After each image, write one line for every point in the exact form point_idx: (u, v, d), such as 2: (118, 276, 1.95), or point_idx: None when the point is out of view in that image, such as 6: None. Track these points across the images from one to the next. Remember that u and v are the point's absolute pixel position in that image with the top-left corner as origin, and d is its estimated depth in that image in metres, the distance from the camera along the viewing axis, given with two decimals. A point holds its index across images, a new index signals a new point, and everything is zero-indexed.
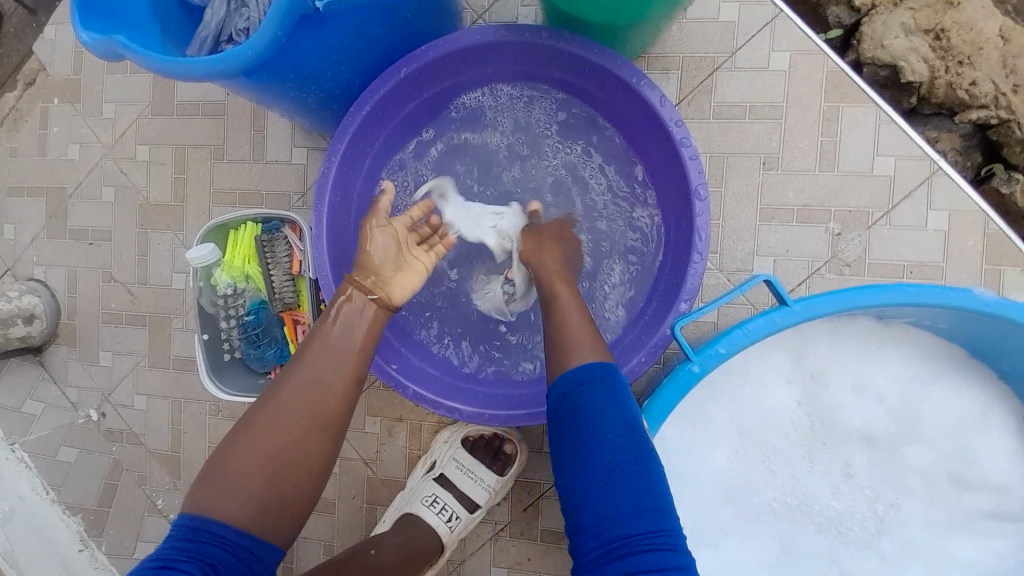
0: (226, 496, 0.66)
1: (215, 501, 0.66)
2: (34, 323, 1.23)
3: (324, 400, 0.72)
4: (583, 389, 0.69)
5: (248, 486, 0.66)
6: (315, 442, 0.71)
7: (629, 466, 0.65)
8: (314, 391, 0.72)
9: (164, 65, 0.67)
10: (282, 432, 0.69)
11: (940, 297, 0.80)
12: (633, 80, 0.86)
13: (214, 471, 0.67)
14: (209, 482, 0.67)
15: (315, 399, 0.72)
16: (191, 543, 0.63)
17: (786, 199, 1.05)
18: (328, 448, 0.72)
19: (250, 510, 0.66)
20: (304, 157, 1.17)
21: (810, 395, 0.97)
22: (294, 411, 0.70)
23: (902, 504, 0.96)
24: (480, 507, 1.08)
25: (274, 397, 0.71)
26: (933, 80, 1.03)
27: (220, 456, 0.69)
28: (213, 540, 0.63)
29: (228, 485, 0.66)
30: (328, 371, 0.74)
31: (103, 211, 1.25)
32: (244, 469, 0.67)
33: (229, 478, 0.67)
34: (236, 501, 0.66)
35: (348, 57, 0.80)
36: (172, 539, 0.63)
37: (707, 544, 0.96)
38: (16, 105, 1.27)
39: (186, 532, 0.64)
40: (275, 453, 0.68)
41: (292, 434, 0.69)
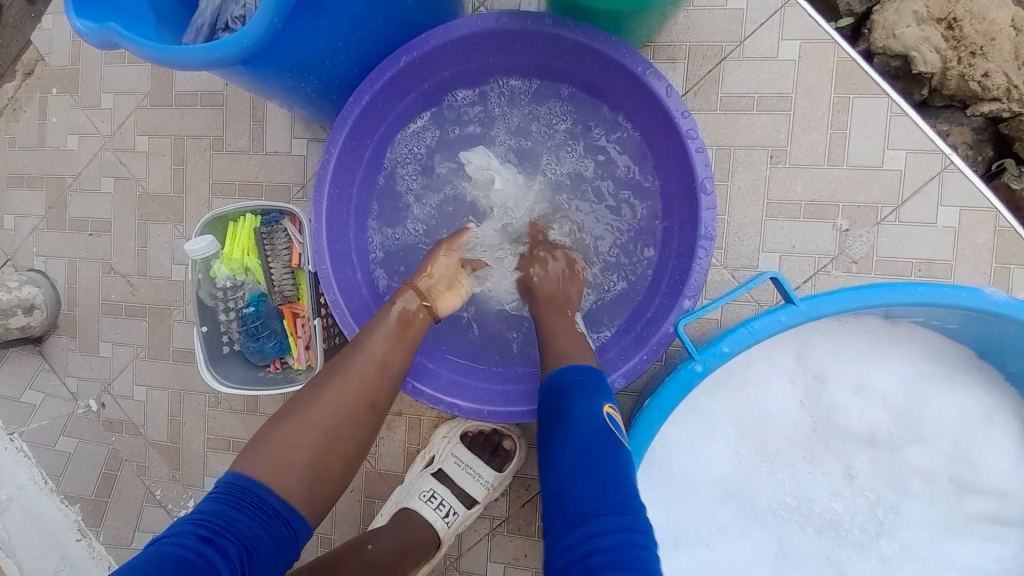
0: (276, 465, 0.70)
1: (264, 469, 0.69)
2: (33, 313, 1.23)
3: (375, 388, 0.78)
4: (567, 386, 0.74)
5: (297, 458, 0.71)
6: (361, 425, 0.76)
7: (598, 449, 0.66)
8: (367, 378, 0.78)
9: (158, 54, 0.66)
10: (334, 413, 0.74)
11: (952, 295, 0.78)
12: (638, 70, 0.84)
13: (265, 440, 0.71)
14: (258, 451, 0.71)
15: (366, 385, 0.77)
16: (235, 522, 0.64)
17: (792, 194, 1.03)
18: (369, 432, 0.77)
19: (296, 482, 0.70)
20: (303, 148, 1.15)
21: (814, 393, 0.95)
22: (346, 394, 0.76)
23: (906, 506, 0.95)
24: (478, 503, 1.07)
25: (328, 380, 0.76)
26: (946, 71, 1.00)
27: (272, 425, 0.73)
28: (250, 526, 0.65)
29: (278, 455, 0.70)
30: (379, 360, 0.80)
31: (102, 201, 1.24)
32: (294, 442, 0.71)
33: (280, 448, 0.70)
34: (286, 471, 0.70)
35: (347, 46, 0.79)
36: (216, 508, 0.65)
37: (706, 543, 0.95)
38: (16, 94, 1.26)
39: (233, 506, 0.65)
40: (325, 430, 0.73)
41: (343, 415, 0.74)
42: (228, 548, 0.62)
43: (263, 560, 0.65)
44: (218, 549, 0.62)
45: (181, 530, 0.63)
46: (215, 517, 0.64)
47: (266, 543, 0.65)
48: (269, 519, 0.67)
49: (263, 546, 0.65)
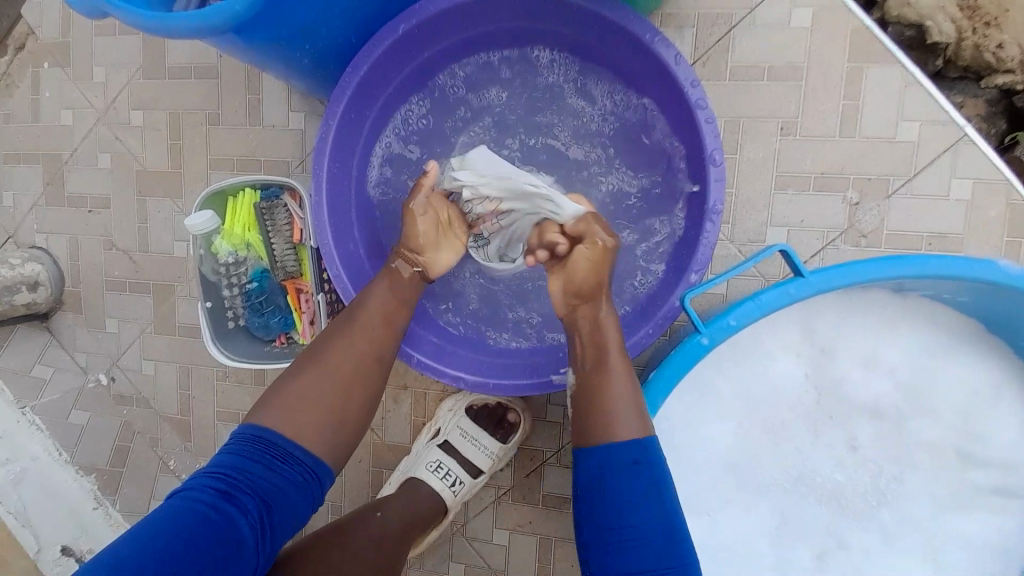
0: (291, 416, 0.71)
1: (279, 421, 0.70)
2: (38, 290, 1.23)
3: (383, 341, 0.80)
4: (634, 468, 0.70)
5: (312, 410, 0.72)
6: (372, 377, 0.78)
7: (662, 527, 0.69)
8: (373, 333, 0.80)
9: (148, 22, 0.63)
10: (344, 366, 0.76)
11: (962, 268, 0.77)
12: (646, 37, 0.81)
13: (278, 397, 0.72)
14: (271, 404, 0.72)
15: (373, 343, 0.79)
16: (251, 478, 0.66)
17: (802, 167, 1.01)
18: (381, 385, 0.79)
19: (314, 431, 0.71)
20: (301, 120, 1.13)
21: (817, 367, 0.96)
22: (355, 351, 0.77)
23: (909, 475, 0.97)
24: (483, 474, 1.09)
25: (334, 340, 0.78)
26: (960, 41, 0.97)
27: (283, 386, 0.74)
28: (269, 479, 0.67)
29: (292, 408, 0.71)
30: (381, 318, 0.81)
31: (100, 178, 1.23)
32: (308, 395, 0.72)
33: (295, 402, 0.72)
34: (301, 422, 0.71)
35: (344, 11, 0.76)
36: (234, 463, 0.67)
37: (707, 512, 0.97)
38: (4, 65, 1.23)
39: (249, 462, 0.67)
40: (338, 382, 0.74)
41: (351, 367, 0.76)
42: (246, 502, 0.65)
43: (284, 511, 0.67)
44: (237, 503, 0.65)
45: (201, 484, 0.66)
46: (232, 472, 0.66)
47: (285, 496, 0.67)
48: (287, 472, 0.68)
49: (282, 499, 0.67)
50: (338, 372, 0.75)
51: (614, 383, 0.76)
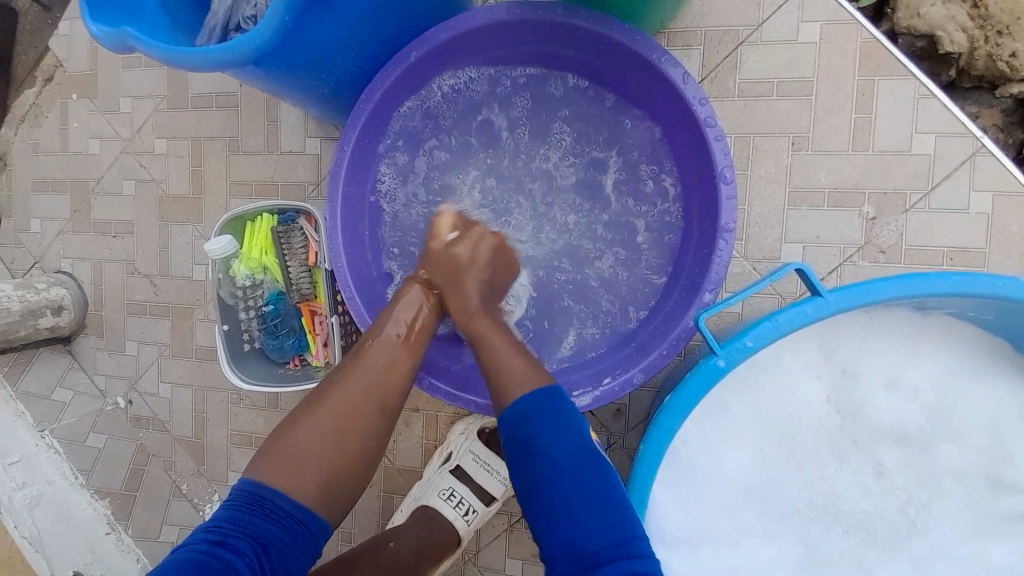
0: (295, 470, 0.70)
1: (279, 474, 0.70)
2: (62, 314, 1.27)
3: (384, 391, 0.77)
4: (528, 416, 0.74)
5: (309, 464, 0.71)
6: (371, 429, 0.75)
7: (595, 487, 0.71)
8: (374, 386, 0.77)
9: (172, 57, 0.66)
10: (341, 418, 0.73)
11: (983, 285, 0.74)
12: (653, 57, 0.82)
13: (276, 449, 0.72)
14: (276, 455, 0.71)
15: (375, 395, 0.76)
16: (242, 522, 0.67)
17: (815, 182, 1.00)
18: (382, 438, 0.76)
19: (311, 484, 0.70)
20: (317, 147, 1.16)
21: (841, 387, 0.92)
22: (357, 405, 0.75)
23: (939, 504, 0.92)
24: (496, 500, 1.07)
25: (334, 394, 0.75)
26: (973, 51, 0.96)
27: (282, 435, 0.73)
28: (260, 521, 0.67)
29: (290, 458, 0.71)
30: (384, 371, 0.78)
31: (123, 204, 1.27)
32: (310, 444, 0.71)
33: (291, 454, 0.71)
34: (296, 476, 0.70)
35: (357, 41, 0.78)
36: (225, 515, 0.68)
37: (727, 543, 0.93)
38: (38, 100, 1.30)
39: (240, 511, 0.68)
40: (334, 433, 0.73)
41: (348, 420, 0.74)
42: (240, 544, 0.65)
43: (280, 553, 0.67)
44: (231, 547, 0.65)
45: (197, 539, 0.67)
46: (224, 522, 0.67)
47: (277, 535, 0.67)
48: (277, 518, 0.68)
49: (276, 539, 0.67)
50: (336, 426, 0.73)
51: (495, 349, 0.81)
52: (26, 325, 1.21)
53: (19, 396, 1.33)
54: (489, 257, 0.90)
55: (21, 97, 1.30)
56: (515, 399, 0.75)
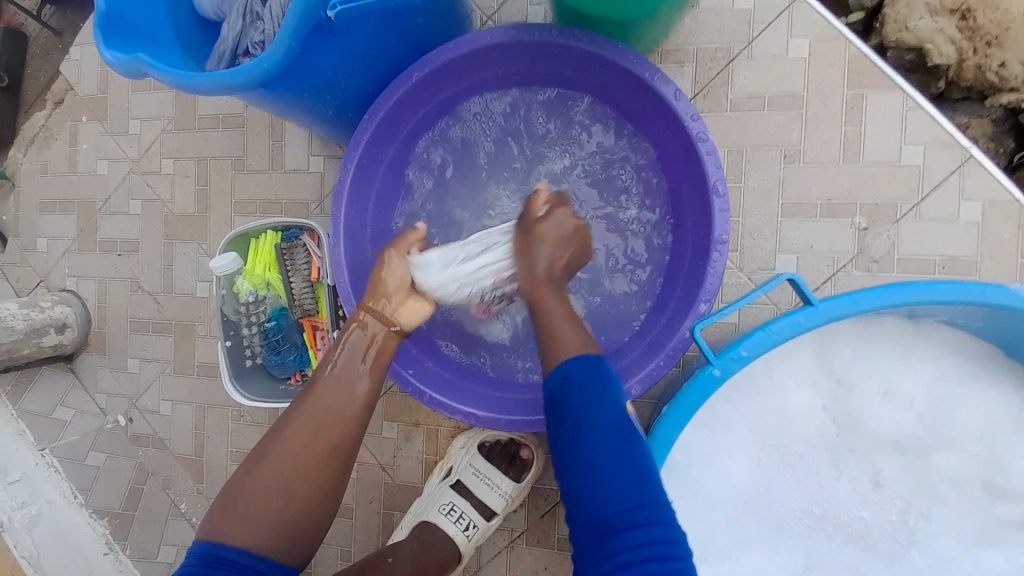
0: (249, 519, 0.69)
1: (234, 524, 0.69)
2: (65, 332, 1.28)
3: (332, 440, 0.75)
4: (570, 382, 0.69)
5: (256, 523, 0.69)
6: (322, 469, 0.74)
7: (618, 459, 0.63)
8: (320, 434, 0.75)
9: (182, 81, 0.68)
10: (288, 472, 0.72)
11: (974, 293, 0.75)
12: (646, 75, 0.85)
13: (230, 499, 0.71)
14: (230, 505, 0.70)
15: (328, 433, 0.75)
16: (202, 572, 0.65)
17: (807, 195, 1.02)
18: (340, 476, 0.75)
19: (258, 545, 0.68)
20: (319, 165, 1.19)
21: (837, 396, 0.93)
22: (311, 444, 0.74)
23: (936, 513, 0.91)
24: (496, 515, 1.06)
25: (286, 434, 0.74)
26: (961, 62, 0.99)
27: (236, 484, 0.72)
28: (219, 568, 0.65)
29: (238, 518, 0.69)
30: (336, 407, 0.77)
31: (129, 222, 1.29)
32: (263, 491, 0.70)
33: (245, 503, 0.70)
34: (249, 525, 0.69)
35: (360, 64, 0.81)
36: (184, 570, 0.65)
37: (727, 557, 0.92)
38: (47, 123, 1.33)
39: (191, 566, 0.65)
40: (280, 491, 0.71)
41: (297, 475, 0.72)
42: None
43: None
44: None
45: None
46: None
47: None
48: (230, 565, 0.66)
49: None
50: (292, 462, 0.72)
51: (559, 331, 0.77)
52: (30, 343, 1.22)
53: (21, 416, 1.32)
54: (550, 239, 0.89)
55: (32, 120, 1.34)
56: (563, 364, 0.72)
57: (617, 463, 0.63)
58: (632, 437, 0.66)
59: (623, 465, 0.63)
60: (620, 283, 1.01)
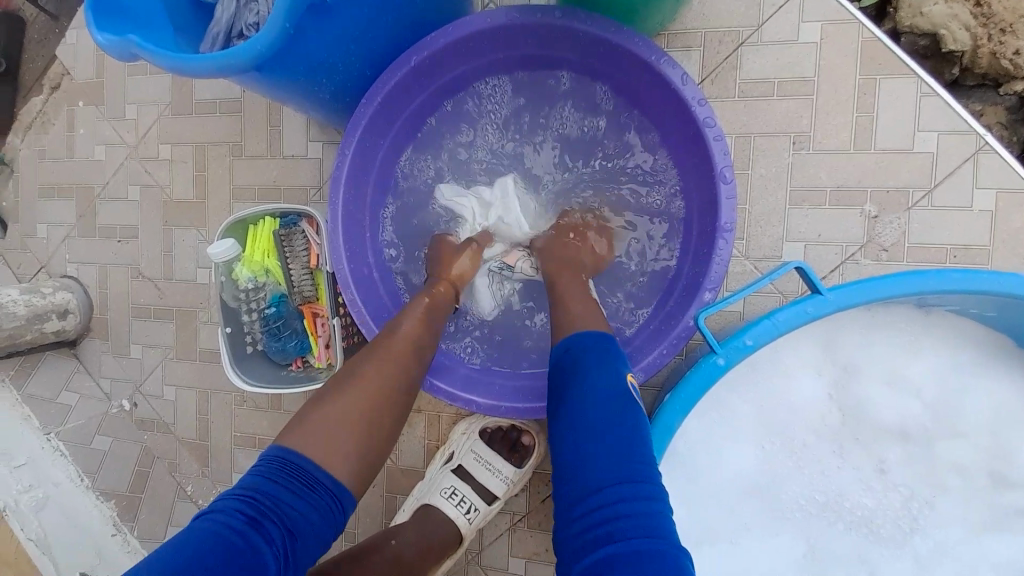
0: (333, 437, 0.69)
1: (316, 442, 0.68)
2: (68, 318, 1.28)
3: (407, 377, 0.78)
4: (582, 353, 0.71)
5: (340, 442, 0.69)
6: (399, 400, 0.76)
7: (618, 428, 0.62)
8: (404, 371, 0.77)
9: (176, 64, 0.66)
10: (374, 400, 0.73)
11: (984, 282, 0.74)
12: (651, 58, 0.82)
13: (310, 418, 0.70)
14: (311, 425, 0.69)
15: (406, 366, 0.78)
16: (280, 504, 0.63)
17: (817, 181, 1.00)
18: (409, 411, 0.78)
19: (338, 465, 0.68)
20: (319, 150, 1.17)
21: (841, 387, 0.92)
22: (391, 372, 0.76)
23: (942, 501, 0.91)
24: (498, 499, 1.07)
25: (367, 361, 0.76)
26: (976, 49, 0.96)
27: (316, 405, 0.72)
28: (299, 507, 0.64)
29: (321, 435, 0.69)
30: (413, 343, 0.80)
31: (129, 209, 1.28)
32: (347, 411, 0.71)
33: (329, 420, 0.70)
34: (333, 445, 0.68)
35: (358, 46, 0.79)
36: (264, 488, 0.64)
37: (729, 542, 0.93)
38: (43, 106, 1.31)
39: (280, 488, 0.64)
40: (365, 416, 0.72)
41: (382, 403, 0.74)
42: (272, 531, 0.62)
43: (304, 548, 0.64)
44: (263, 530, 0.61)
45: (229, 506, 0.62)
46: (262, 497, 0.63)
47: (310, 527, 0.64)
48: (315, 501, 0.65)
49: (306, 533, 0.64)
50: (376, 387, 0.74)
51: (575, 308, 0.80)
52: (32, 329, 1.22)
53: (26, 401, 1.33)
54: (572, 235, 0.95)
55: (27, 103, 1.32)
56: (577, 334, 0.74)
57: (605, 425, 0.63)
58: (633, 408, 0.65)
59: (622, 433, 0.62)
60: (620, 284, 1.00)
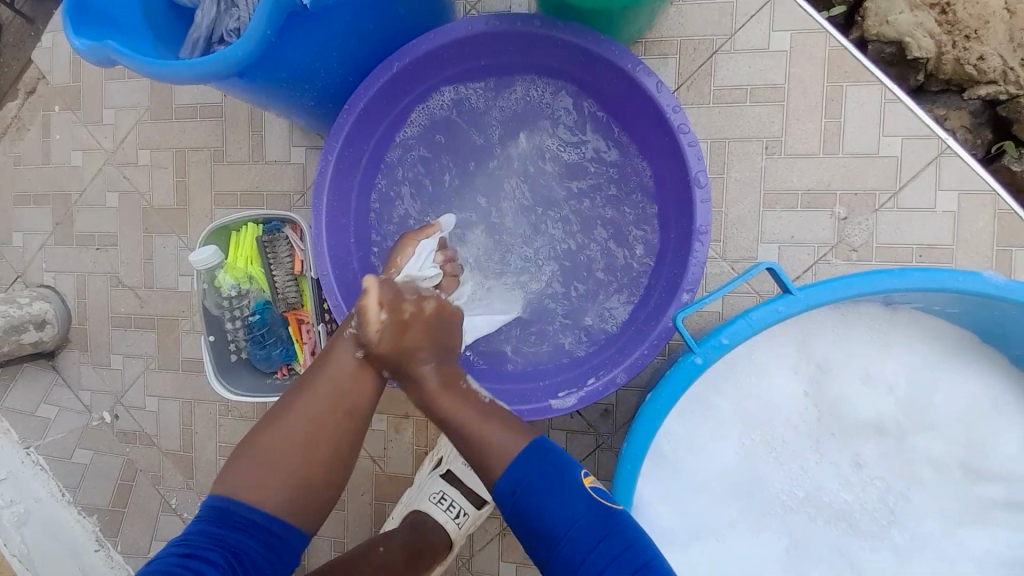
0: (264, 476, 0.70)
1: (247, 483, 0.69)
2: (45, 328, 1.25)
3: (349, 405, 0.76)
4: (516, 494, 0.71)
5: (272, 483, 0.70)
6: (340, 431, 0.75)
7: (606, 543, 0.68)
8: (331, 411, 0.75)
9: (155, 70, 0.66)
10: (296, 444, 0.72)
11: (946, 280, 0.77)
12: (628, 67, 0.85)
13: (245, 455, 0.72)
14: (245, 464, 0.71)
15: (348, 395, 0.77)
16: (217, 534, 0.66)
17: (789, 184, 1.03)
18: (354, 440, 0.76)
19: (268, 506, 0.69)
20: (302, 157, 1.17)
21: (818, 383, 0.95)
22: (329, 404, 0.76)
23: (916, 492, 0.95)
24: (487, 503, 1.08)
25: (306, 393, 0.76)
26: (940, 55, 1.01)
27: (253, 441, 0.73)
28: (237, 531, 0.66)
29: (253, 477, 0.70)
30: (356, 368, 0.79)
31: (108, 217, 1.27)
32: (281, 445, 0.72)
33: (260, 459, 0.71)
34: (264, 483, 0.69)
35: (341, 53, 0.80)
36: (198, 530, 0.66)
37: (715, 537, 0.96)
38: (18, 114, 1.29)
39: (213, 526, 0.66)
40: (298, 456, 0.72)
41: (317, 439, 0.73)
42: (213, 556, 0.64)
43: (253, 565, 0.65)
44: (201, 558, 0.63)
45: (167, 554, 0.64)
46: (196, 536, 0.65)
47: (252, 547, 0.66)
48: (251, 530, 0.67)
49: (250, 550, 0.66)
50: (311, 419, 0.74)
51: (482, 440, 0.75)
52: (9, 340, 1.20)
53: (5, 415, 1.31)
54: (431, 326, 0.82)
55: (2, 109, 1.30)
56: (498, 478, 0.73)
57: (603, 549, 0.68)
58: (606, 514, 0.71)
59: (610, 537, 0.69)
60: (602, 284, 1.02)
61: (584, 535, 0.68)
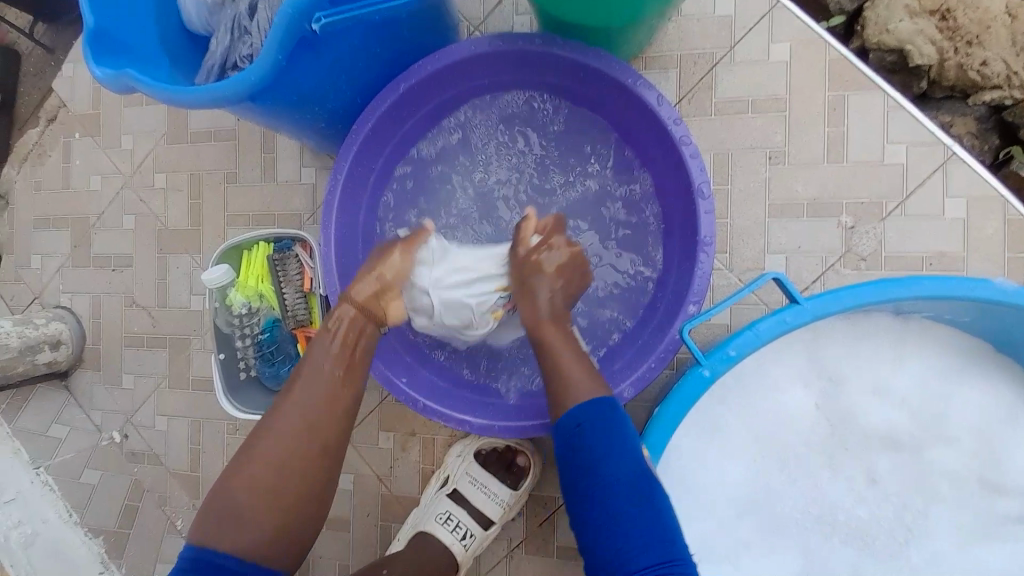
0: (235, 520, 0.68)
1: (219, 529, 0.68)
2: (59, 348, 1.27)
3: (317, 437, 0.74)
4: (578, 429, 0.70)
5: (243, 527, 0.68)
6: (310, 464, 0.72)
7: (639, 511, 0.65)
8: (302, 424, 0.73)
9: (171, 95, 0.69)
10: (265, 485, 0.70)
11: (958, 287, 0.76)
12: (628, 81, 0.86)
13: (215, 499, 0.70)
14: (216, 510, 0.69)
15: (313, 427, 0.74)
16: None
17: (794, 194, 1.03)
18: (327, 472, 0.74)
19: (243, 551, 0.67)
20: (311, 176, 1.20)
21: (830, 395, 0.93)
22: (295, 438, 0.73)
23: (935, 508, 0.91)
24: (495, 524, 1.06)
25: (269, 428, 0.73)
26: (943, 62, 1.01)
27: (223, 484, 0.71)
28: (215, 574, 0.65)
29: (224, 524, 0.68)
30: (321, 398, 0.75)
31: (123, 238, 1.30)
32: (249, 486, 0.70)
33: (229, 503, 0.69)
34: (236, 527, 0.68)
35: (348, 75, 0.82)
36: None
37: (729, 561, 0.92)
38: (39, 140, 1.34)
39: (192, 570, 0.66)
40: (268, 497, 0.70)
41: (286, 476, 0.71)
42: None
43: None
44: None
45: None
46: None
47: None
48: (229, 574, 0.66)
49: None
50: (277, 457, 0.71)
51: (567, 374, 0.76)
52: (24, 360, 1.22)
53: (17, 434, 1.30)
54: (567, 261, 0.90)
55: (25, 135, 1.35)
56: (566, 410, 0.73)
57: (632, 519, 0.65)
58: (649, 481, 0.68)
59: (644, 503, 0.66)
60: (608, 298, 1.02)
61: (624, 495, 0.66)
